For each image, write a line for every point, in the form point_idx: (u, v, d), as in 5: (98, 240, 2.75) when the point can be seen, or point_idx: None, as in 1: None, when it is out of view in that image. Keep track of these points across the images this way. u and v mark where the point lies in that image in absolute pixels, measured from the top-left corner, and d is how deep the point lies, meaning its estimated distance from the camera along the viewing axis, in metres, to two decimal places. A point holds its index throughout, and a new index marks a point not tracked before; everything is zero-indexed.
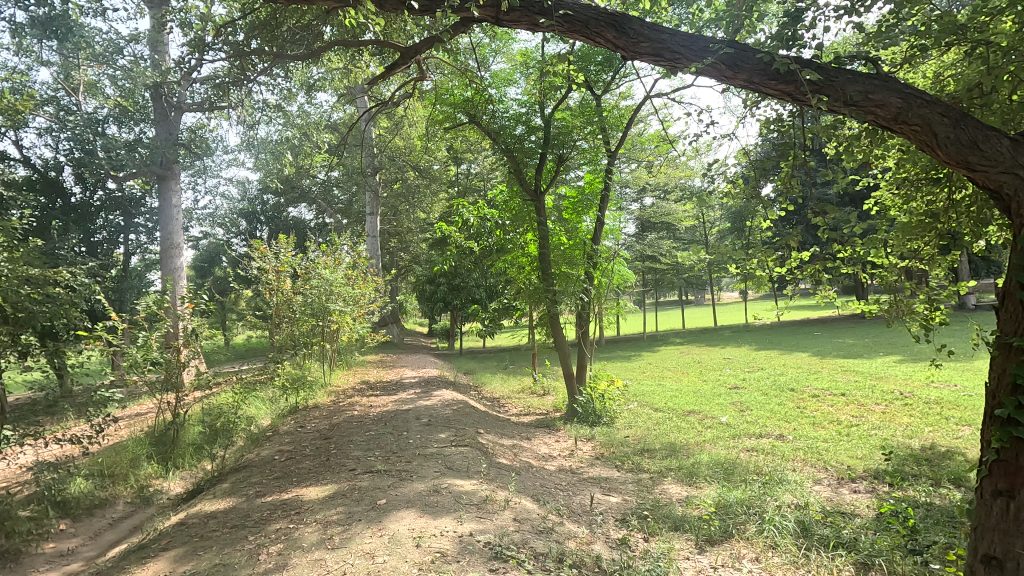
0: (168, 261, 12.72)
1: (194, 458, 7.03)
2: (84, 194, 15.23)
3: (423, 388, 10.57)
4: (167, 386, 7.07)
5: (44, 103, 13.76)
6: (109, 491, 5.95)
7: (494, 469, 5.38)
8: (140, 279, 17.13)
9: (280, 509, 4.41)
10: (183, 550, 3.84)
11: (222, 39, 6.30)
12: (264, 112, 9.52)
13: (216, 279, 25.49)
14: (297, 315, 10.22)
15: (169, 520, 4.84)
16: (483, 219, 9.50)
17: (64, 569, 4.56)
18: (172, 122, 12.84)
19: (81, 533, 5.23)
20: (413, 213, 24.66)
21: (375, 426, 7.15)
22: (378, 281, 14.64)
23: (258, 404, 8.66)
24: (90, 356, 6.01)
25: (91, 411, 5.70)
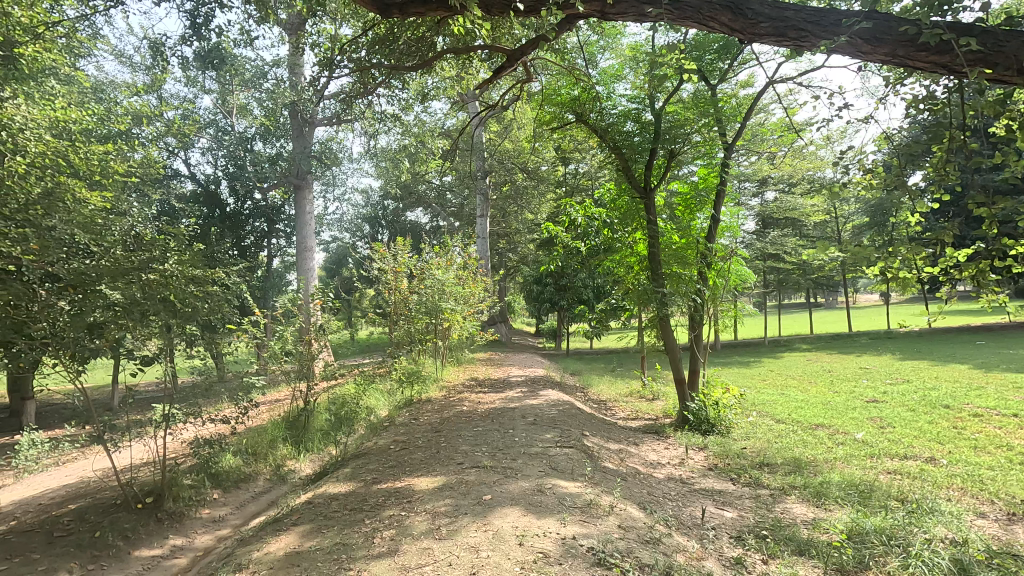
0: (302, 262, 14.02)
1: (322, 442, 7.72)
2: (237, 204, 17.33)
3: (530, 387, 10.69)
4: (299, 375, 7.83)
5: (206, 126, 15.83)
6: (253, 467, 6.72)
7: (600, 473, 5.27)
8: (280, 279, 19.11)
9: (394, 497, 4.68)
10: (309, 527, 4.21)
11: (347, 57, 6.82)
12: (384, 122, 10.15)
13: (343, 279, 27.81)
14: (412, 312, 10.80)
15: (300, 498, 5.33)
16: (590, 219, 9.33)
17: (215, 534, 5.22)
18: (307, 137, 14.18)
19: (229, 503, 5.95)
20: (522, 214, 25.00)
21: (483, 422, 7.35)
22: (487, 281, 15.02)
23: (377, 396, 9.28)
24: (239, 347, 6.83)
25: (240, 395, 6.49)
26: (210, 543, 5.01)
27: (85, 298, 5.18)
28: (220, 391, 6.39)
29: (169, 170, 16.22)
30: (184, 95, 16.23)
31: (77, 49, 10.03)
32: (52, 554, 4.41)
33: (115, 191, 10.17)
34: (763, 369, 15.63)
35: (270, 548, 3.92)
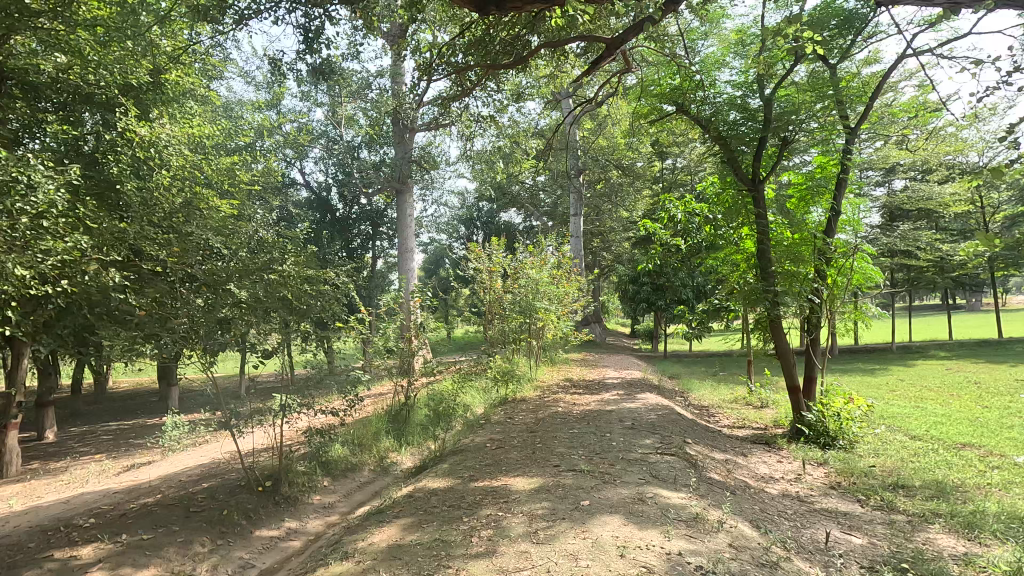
0: (403, 262, 14.64)
1: (421, 437, 7.98)
2: (346, 209, 18.53)
3: (627, 389, 10.35)
4: (401, 371, 8.14)
5: (318, 136, 17.05)
6: (359, 457, 7.06)
7: (705, 485, 4.92)
8: (384, 279, 20.16)
9: (491, 496, 4.68)
10: (410, 520, 4.31)
11: (444, 62, 6.98)
12: (480, 124, 10.33)
13: (440, 278, 28.80)
14: (507, 311, 10.86)
15: (401, 490, 5.49)
16: (691, 215, 8.83)
17: (325, 519, 5.56)
18: (408, 143, 14.75)
19: (338, 490, 6.29)
20: (617, 212, 24.43)
21: (579, 424, 7.18)
22: (582, 281, 14.81)
23: (473, 393, 9.44)
24: (347, 343, 7.21)
25: (348, 388, 6.86)
26: (321, 528, 5.35)
27: (215, 297, 5.70)
28: (330, 383, 6.78)
29: (287, 179, 17.69)
30: (300, 109, 17.60)
31: (212, 72, 11.19)
32: (189, 527, 4.80)
33: (242, 200, 11.24)
34: (891, 377, 14.03)
35: (373, 539, 4.05)
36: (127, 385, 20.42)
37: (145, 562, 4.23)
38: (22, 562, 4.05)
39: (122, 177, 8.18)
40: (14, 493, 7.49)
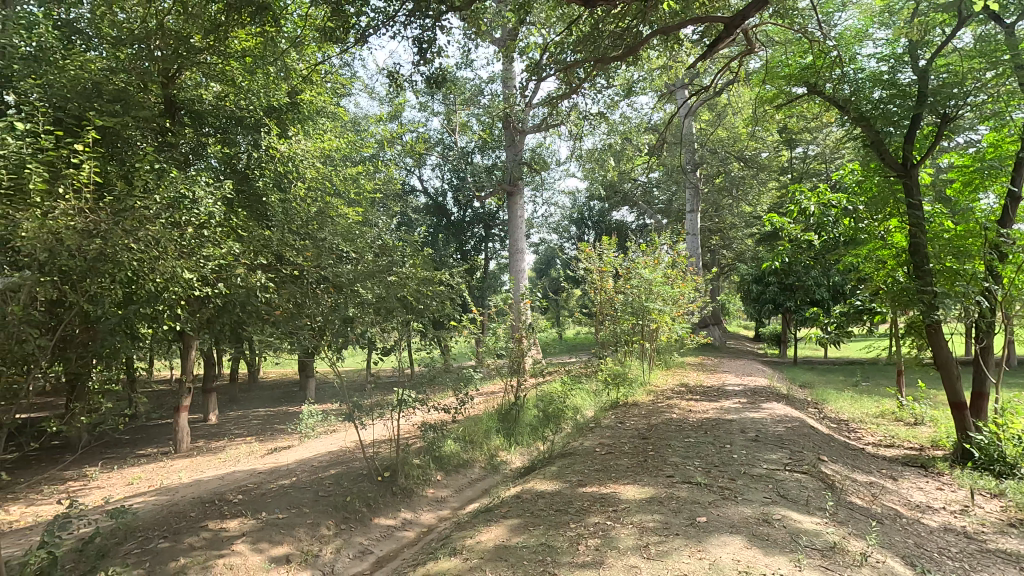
0: (514, 263, 14.84)
1: (530, 437, 8.02)
2: (460, 213, 19.29)
3: (750, 398, 9.58)
4: (512, 370, 8.21)
5: (435, 144, 17.85)
6: (471, 454, 7.24)
7: (845, 510, 4.35)
8: (496, 280, 20.67)
9: (600, 503, 4.53)
10: (517, 522, 4.31)
11: (553, 61, 6.92)
12: (591, 122, 10.14)
13: (551, 279, 28.89)
14: (618, 313, 10.57)
15: (510, 490, 5.52)
16: (825, 207, 7.90)
17: (438, 514, 5.85)
18: (519, 145, 14.91)
19: (450, 485, 6.51)
20: (738, 207, 22.80)
21: (696, 433, 6.76)
22: (699, 280, 13.99)
23: (583, 395, 9.31)
24: (459, 342, 7.41)
25: (460, 387, 7.06)
26: (433, 522, 5.68)
27: (342, 297, 6.11)
28: (444, 381, 7.02)
29: (407, 187, 18.80)
30: (419, 119, 18.60)
31: (341, 90, 12.15)
32: (317, 510, 5.22)
33: (367, 208, 12.10)
34: None
35: (480, 537, 4.11)
36: (275, 376, 22.99)
37: (280, 539, 4.67)
38: (184, 528, 4.59)
39: (268, 190, 9.16)
40: (185, 466, 8.69)
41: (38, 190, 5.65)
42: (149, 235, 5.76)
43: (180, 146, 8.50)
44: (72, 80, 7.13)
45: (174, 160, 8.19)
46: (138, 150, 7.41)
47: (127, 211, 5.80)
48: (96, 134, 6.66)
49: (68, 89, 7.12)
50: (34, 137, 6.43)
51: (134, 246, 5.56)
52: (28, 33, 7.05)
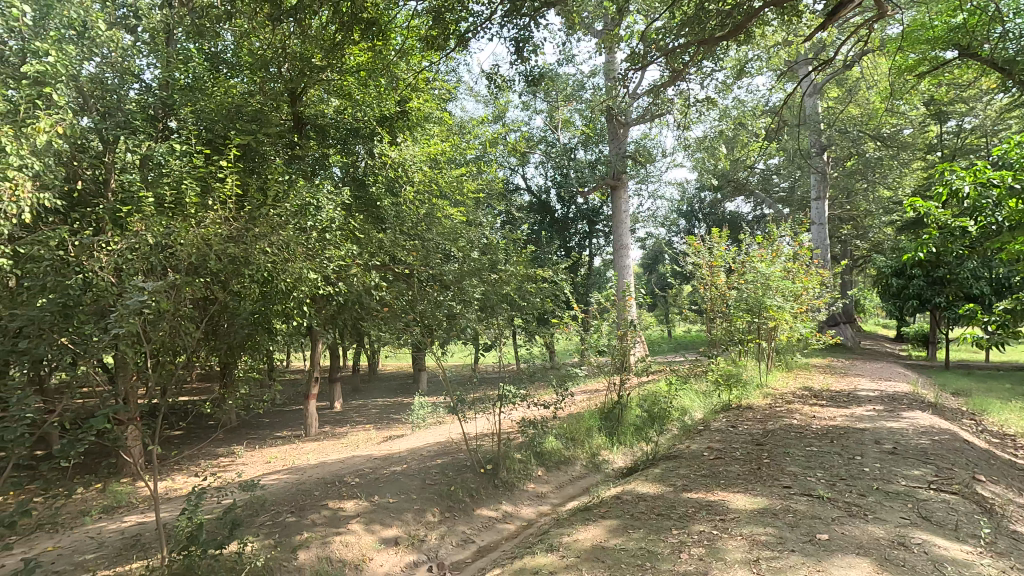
0: (618, 259, 14.50)
1: (635, 437, 7.83)
2: (564, 210, 19.28)
3: (888, 405, 8.54)
4: (617, 368, 8.01)
5: (538, 142, 17.92)
6: (572, 451, 7.22)
7: (1006, 539, 3.73)
8: (600, 277, 20.43)
9: (706, 511, 4.29)
10: (616, 523, 4.22)
11: (655, 47, 6.63)
12: (700, 108, 9.58)
13: (659, 275, 27.89)
14: (732, 311, 9.95)
15: (611, 491, 5.42)
16: (985, 187, 6.78)
17: (538, 509, 5.92)
18: (622, 138, 14.50)
19: (551, 481, 6.53)
20: (875, 191, 20.38)
21: (819, 441, 6.16)
22: (827, 274, 12.72)
23: (692, 396, 8.88)
24: (560, 339, 7.38)
25: (561, 384, 7.05)
26: (534, 517, 5.75)
27: (448, 295, 6.35)
28: (546, 377, 7.03)
29: (512, 186, 19.14)
30: (522, 118, 18.85)
31: (447, 95, 12.60)
32: (424, 497, 5.49)
33: (472, 208, 12.48)
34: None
35: (578, 536, 4.09)
36: (391, 368, 24.58)
37: (390, 522, 4.99)
38: (308, 505, 5.06)
39: (381, 194, 9.79)
40: (312, 449, 9.57)
41: (192, 203, 6.56)
42: (279, 239, 6.44)
43: (307, 158, 9.40)
44: (217, 106, 8.21)
45: (301, 171, 9.07)
46: (271, 163, 8.33)
47: (262, 218, 6.53)
48: (237, 152, 7.61)
49: (215, 114, 8.21)
50: (190, 157, 7.49)
51: (267, 249, 6.22)
52: (185, 67, 8.20)
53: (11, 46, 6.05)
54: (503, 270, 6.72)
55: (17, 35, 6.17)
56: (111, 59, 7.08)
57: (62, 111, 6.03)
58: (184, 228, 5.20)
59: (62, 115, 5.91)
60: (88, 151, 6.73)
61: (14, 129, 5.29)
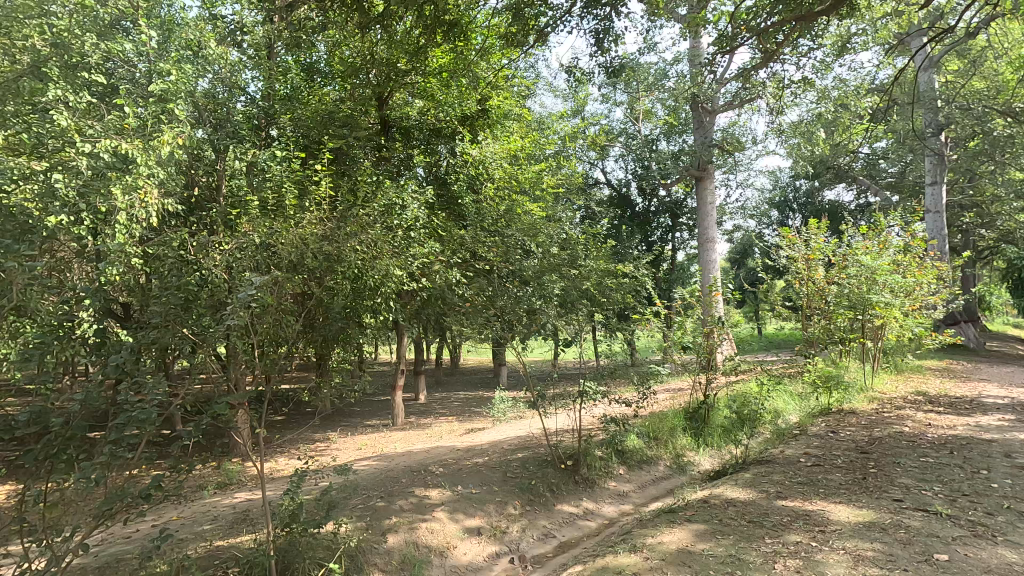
0: (703, 254, 13.88)
1: (723, 440, 7.51)
2: (645, 203, 18.78)
3: (1020, 414, 7.58)
4: (702, 367, 7.68)
5: (618, 135, 17.53)
6: (655, 451, 7.04)
7: None
8: (684, 272, 19.74)
9: (802, 520, 4.02)
10: (702, 528, 4.06)
11: (745, 29, 6.26)
12: (795, 91, 8.94)
13: (748, 269, 26.47)
14: (832, 308, 9.36)
15: (697, 494, 5.21)
16: None
17: (620, 508, 5.84)
18: (708, 127, 13.82)
19: (633, 481, 6.41)
20: (1004, 173, 18.08)
21: (935, 452, 5.58)
22: (945, 267, 11.46)
23: (785, 398, 8.36)
24: (642, 336, 7.20)
25: (643, 381, 6.88)
26: (615, 515, 5.69)
27: (528, 290, 6.37)
28: (628, 373, 6.87)
29: (591, 180, 18.92)
30: (601, 110, 18.55)
31: (526, 91, 12.63)
32: (506, 489, 5.57)
33: (551, 203, 12.46)
34: None
35: (663, 538, 3.97)
36: (472, 363, 25.12)
37: (473, 512, 5.11)
38: (397, 491, 5.30)
39: (462, 192, 10.02)
40: (399, 438, 10.01)
41: (291, 204, 7.10)
42: (368, 237, 6.80)
43: (392, 159, 9.85)
44: (312, 113, 8.83)
45: (387, 172, 9.50)
46: (360, 166, 8.81)
47: (352, 218, 6.91)
48: (329, 156, 8.14)
49: (310, 121, 8.84)
50: (289, 162, 8.09)
51: (358, 247, 6.56)
52: (284, 79, 8.84)
53: (140, 68, 6.78)
54: (582, 265, 6.65)
55: (145, 59, 6.90)
56: (221, 74, 7.71)
57: (182, 124, 6.71)
58: (284, 227, 5.64)
59: (182, 128, 6.57)
60: (204, 160, 7.49)
61: (144, 143, 5.95)
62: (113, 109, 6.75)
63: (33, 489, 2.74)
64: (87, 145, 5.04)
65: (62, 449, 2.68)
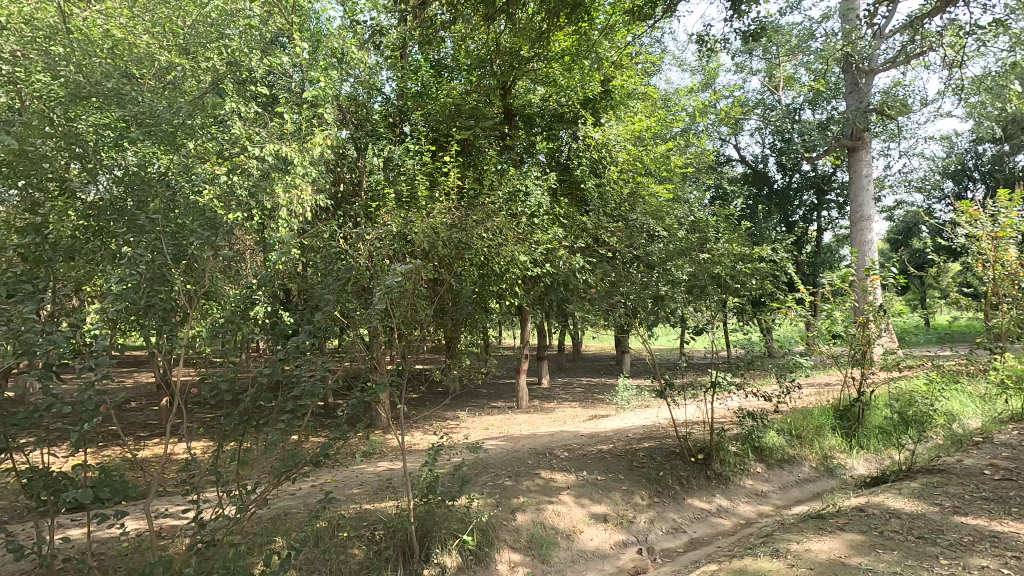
0: (856, 234, 12.35)
1: (881, 443, 6.71)
2: (785, 179, 17.21)
3: None
4: (854, 361, 6.89)
5: (754, 107, 16.16)
6: (799, 451, 6.47)
7: None
8: (831, 254, 17.80)
9: (989, 542, 3.46)
10: (858, 539, 3.66)
11: None
12: (983, 38, 7.50)
13: (913, 250, 23.11)
14: None
15: (850, 500, 4.69)
16: None
17: (758, 509, 5.50)
18: (863, 90, 12.17)
19: (773, 481, 5.96)
20: None
21: None
22: None
23: (962, 400, 7.22)
24: (784, 325, 6.60)
25: (784, 374, 6.33)
26: (753, 516, 5.36)
27: (654, 276, 6.11)
28: (766, 365, 6.36)
29: (723, 157, 17.77)
30: (735, 81, 17.19)
31: (652, 67, 12.08)
32: (632, 479, 5.47)
33: (678, 184, 11.85)
34: None
35: (811, 546, 3.64)
36: (594, 350, 24.94)
37: (599, 498, 5.08)
38: (524, 472, 5.44)
39: (584, 176, 9.89)
40: (524, 421, 10.27)
41: (423, 195, 7.55)
42: (493, 225, 7.07)
43: (515, 147, 10.03)
44: (441, 107, 9.32)
45: (510, 160, 9.75)
46: (484, 155, 9.24)
47: (479, 206, 7.17)
48: (457, 148, 8.53)
49: (439, 115, 9.33)
50: (420, 156, 8.58)
51: (484, 234, 6.78)
52: (416, 76, 9.35)
53: (295, 78, 7.56)
54: (713, 248, 6.24)
55: (299, 69, 7.66)
56: (361, 78, 8.32)
57: (330, 126, 7.38)
58: (419, 217, 6.00)
59: (330, 129, 7.24)
60: (347, 158, 8.20)
61: (300, 145, 6.67)
62: (274, 116, 7.60)
63: (223, 447, 3.21)
64: (256, 150, 5.83)
65: (244, 414, 3.11)
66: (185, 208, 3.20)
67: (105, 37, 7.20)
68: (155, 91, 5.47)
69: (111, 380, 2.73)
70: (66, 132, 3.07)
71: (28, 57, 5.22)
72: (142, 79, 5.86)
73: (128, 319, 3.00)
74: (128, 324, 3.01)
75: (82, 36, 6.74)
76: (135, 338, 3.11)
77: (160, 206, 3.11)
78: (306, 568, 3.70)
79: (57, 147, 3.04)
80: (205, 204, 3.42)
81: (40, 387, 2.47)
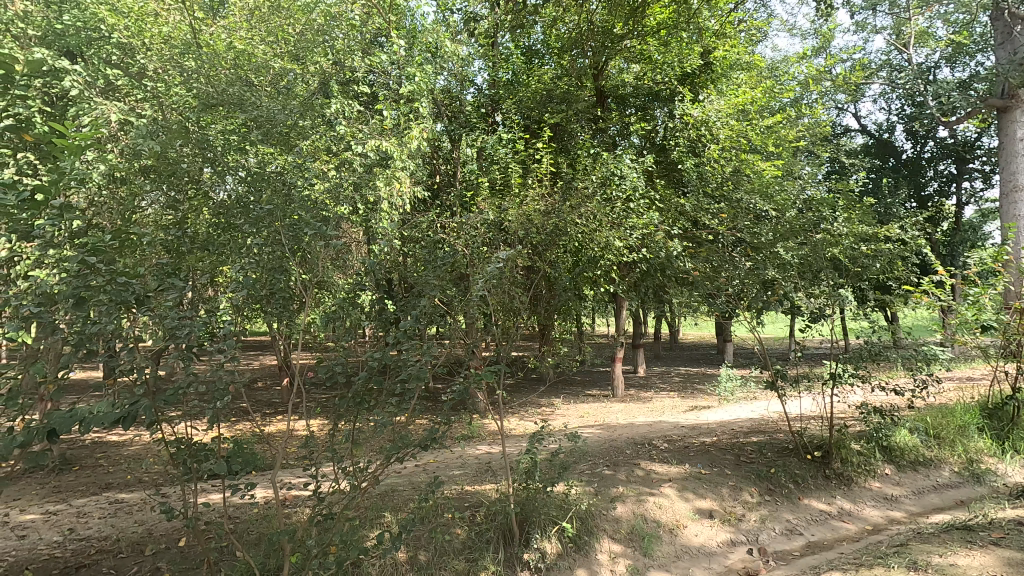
0: None
1: None
2: (916, 148, 15.40)
3: None
4: (1006, 354, 5.96)
5: (878, 69, 14.45)
6: (936, 453, 5.76)
7: None
8: (976, 231, 15.65)
9: None
10: (1018, 556, 3.22)
11: None
12: None
13: None
14: None
15: (1004, 513, 4.10)
16: None
17: (888, 514, 4.99)
18: None
19: (904, 484, 5.38)
20: None
21: None
22: None
23: None
24: (918, 312, 5.85)
25: (919, 367, 5.62)
26: (881, 522, 4.89)
27: (761, 258, 5.64)
28: (894, 356, 5.66)
29: (840, 128, 16.29)
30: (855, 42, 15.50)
31: (758, 35, 11.19)
32: (740, 475, 5.16)
33: (788, 160, 10.96)
34: None
35: (957, 560, 3.26)
36: (691, 339, 23.89)
37: (704, 492, 4.84)
38: (622, 462, 5.32)
39: (683, 158, 9.41)
40: (621, 410, 10.07)
41: (517, 183, 7.61)
42: (588, 210, 6.93)
43: (609, 129, 9.81)
44: (533, 94, 9.31)
45: (604, 143, 9.55)
46: (578, 140, 9.17)
47: (574, 192, 7.11)
48: (550, 135, 8.48)
49: (531, 102, 9.33)
50: (513, 144, 8.61)
51: (579, 220, 6.68)
52: (507, 65, 9.36)
53: (394, 75, 7.84)
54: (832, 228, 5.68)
55: (397, 66, 7.93)
56: (454, 70, 8.44)
57: (425, 120, 7.58)
58: (513, 205, 6.00)
59: (426, 123, 7.45)
60: (442, 150, 8.41)
61: (398, 139, 6.92)
62: (375, 114, 7.95)
63: (339, 427, 3.43)
64: (360, 146, 6.12)
65: (358, 396, 3.30)
66: (298, 201, 3.39)
67: (228, 49, 7.89)
68: (271, 96, 5.88)
69: (240, 363, 2.98)
70: (200, 140, 3.45)
71: (166, 75, 5.83)
72: (261, 86, 6.34)
73: (254, 306, 3.27)
74: (253, 310, 3.28)
75: (210, 49, 7.45)
76: (259, 324, 3.38)
77: (278, 200, 3.33)
78: (414, 544, 3.87)
79: (193, 153, 3.39)
80: (316, 198, 3.60)
81: (183, 367, 2.76)
